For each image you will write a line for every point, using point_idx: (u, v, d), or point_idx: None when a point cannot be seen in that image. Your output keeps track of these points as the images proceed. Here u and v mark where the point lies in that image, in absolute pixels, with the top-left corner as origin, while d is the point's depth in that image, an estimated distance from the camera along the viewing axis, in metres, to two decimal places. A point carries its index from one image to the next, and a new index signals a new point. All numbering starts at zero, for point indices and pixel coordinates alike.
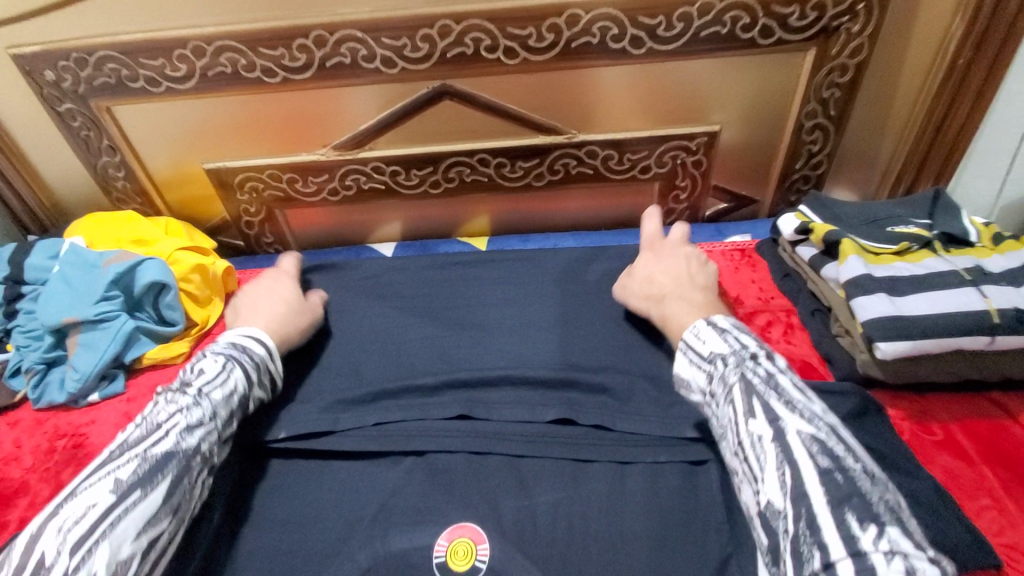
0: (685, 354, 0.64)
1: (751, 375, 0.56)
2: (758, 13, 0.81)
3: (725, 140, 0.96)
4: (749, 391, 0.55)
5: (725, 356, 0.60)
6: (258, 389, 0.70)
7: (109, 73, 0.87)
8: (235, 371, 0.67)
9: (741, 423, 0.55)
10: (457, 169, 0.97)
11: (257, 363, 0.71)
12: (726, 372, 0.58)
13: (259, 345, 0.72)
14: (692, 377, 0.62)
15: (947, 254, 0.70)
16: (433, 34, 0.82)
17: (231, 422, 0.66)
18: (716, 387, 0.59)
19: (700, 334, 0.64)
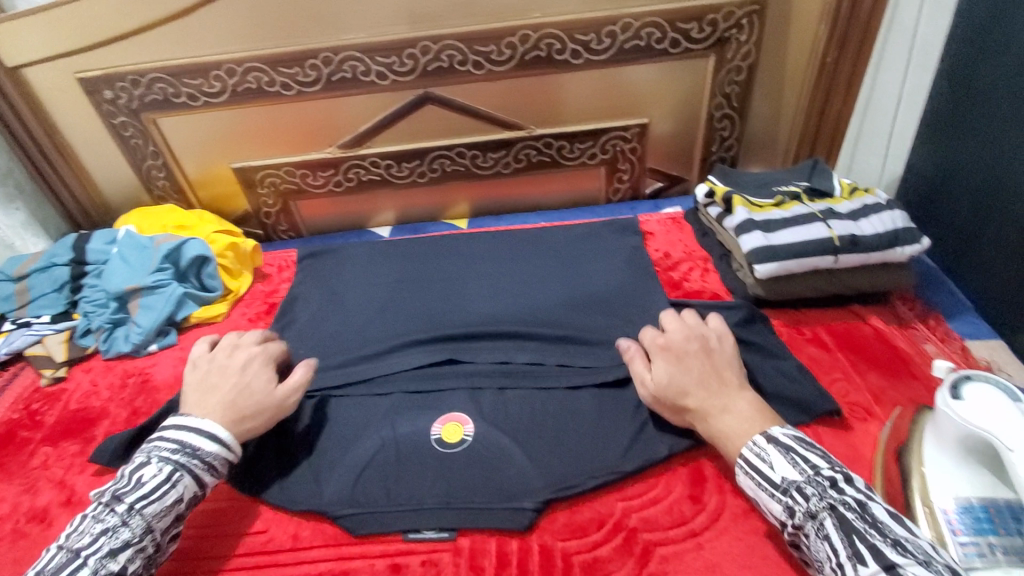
0: (752, 477, 0.63)
1: (842, 511, 0.56)
2: (668, 28, 1.05)
3: (655, 130, 1.19)
4: (842, 531, 0.55)
5: (801, 486, 0.59)
6: (208, 484, 0.69)
7: (157, 91, 1.09)
8: (179, 476, 0.65)
9: (846, 566, 0.53)
10: (440, 161, 1.20)
11: (208, 465, 0.68)
12: (812, 507, 0.58)
13: (209, 443, 0.68)
14: (767, 504, 0.62)
15: (811, 202, 0.94)
16: (416, 52, 1.05)
17: (172, 527, 0.65)
18: (803, 522, 0.58)
19: (766, 455, 0.63)
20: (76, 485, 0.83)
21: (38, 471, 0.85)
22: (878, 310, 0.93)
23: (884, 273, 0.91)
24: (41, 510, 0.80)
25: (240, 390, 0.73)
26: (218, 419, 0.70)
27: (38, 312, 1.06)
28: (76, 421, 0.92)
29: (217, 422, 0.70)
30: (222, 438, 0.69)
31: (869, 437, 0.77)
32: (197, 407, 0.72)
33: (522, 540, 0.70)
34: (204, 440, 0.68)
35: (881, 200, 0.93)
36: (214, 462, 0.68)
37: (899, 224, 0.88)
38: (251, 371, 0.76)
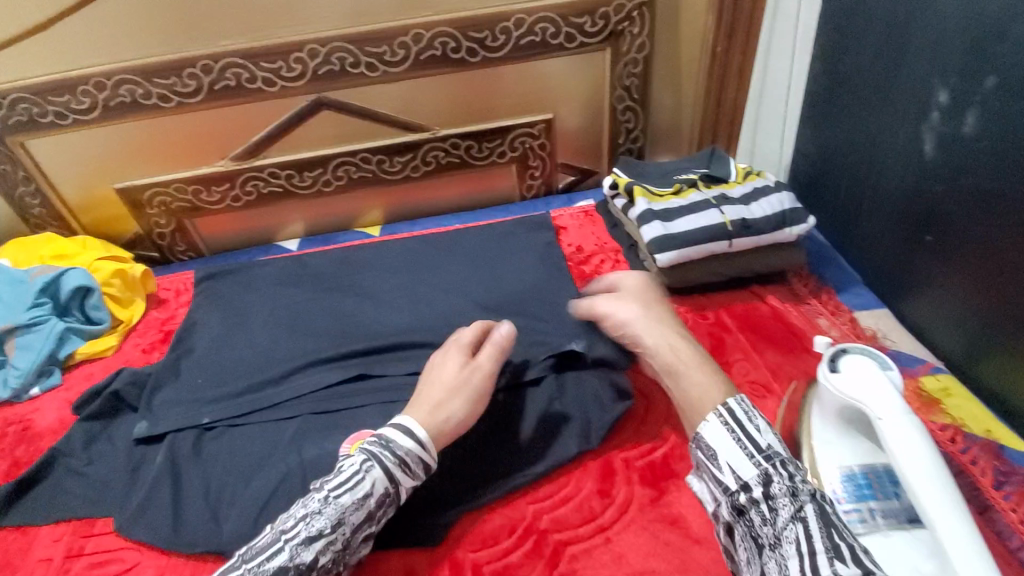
0: (734, 433, 0.57)
1: (824, 502, 0.50)
2: (561, 23, 1.05)
3: (562, 125, 1.19)
4: (822, 520, 0.48)
5: (788, 462, 0.54)
6: (403, 481, 0.66)
7: (21, 112, 0.99)
8: (371, 467, 0.64)
9: (817, 554, 0.46)
10: (344, 168, 1.15)
11: (400, 459, 0.65)
12: (792, 486, 0.51)
13: (406, 439, 0.67)
14: (739, 467, 0.55)
15: (707, 189, 0.97)
16: (304, 56, 1.00)
17: (364, 526, 0.63)
18: (774, 492, 0.52)
19: (758, 422, 0.57)
20: None
21: None
22: (776, 290, 0.97)
23: (778, 253, 0.94)
24: None
25: (448, 396, 0.72)
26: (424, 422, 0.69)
27: None
28: None
29: (422, 425, 0.69)
30: (415, 434, 0.67)
31: (768, 413, 0.80)
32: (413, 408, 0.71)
33: (433, 556, 0.69)
34: (401, 436, 0.67)
35: (770, 183, 0.97)
36: (404, 456, 0.66)
37: (786, 205, 0.92)
38: (472, 377, 0.75)
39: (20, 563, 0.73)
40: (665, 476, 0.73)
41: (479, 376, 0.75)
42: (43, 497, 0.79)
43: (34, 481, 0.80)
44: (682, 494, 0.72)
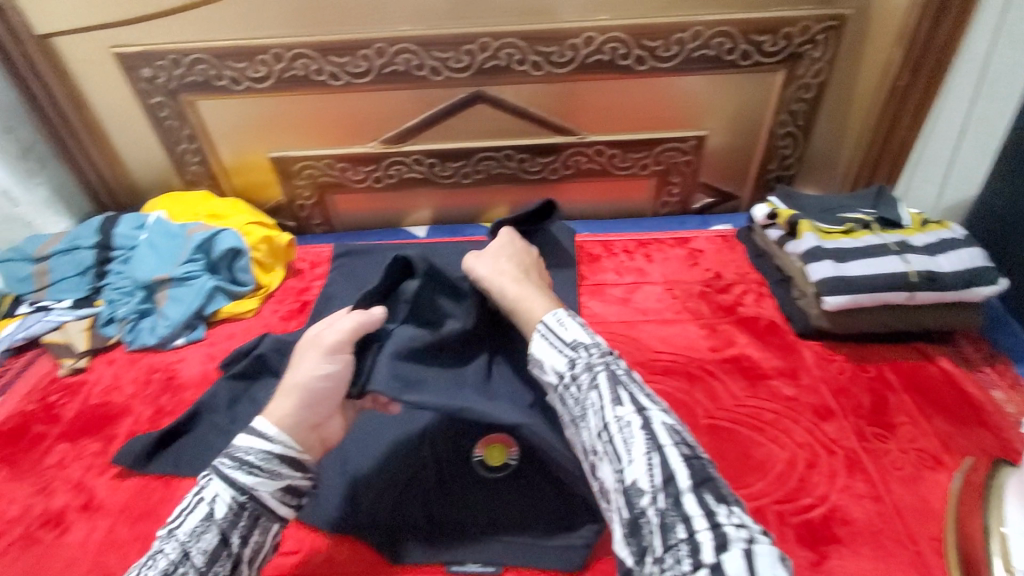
0: (545, 338, 0.64)
1: (614, 368, 0.61)
2: (739, 39, 1.00)
3: (712, 143, 1.14)
4: (612, 380, 0.59)
5: (589, 347, 0.62)
6: (257, 488, 0.59)
7: (198, 73, 1.03)
8: (209, 480, 0.59)
9: (609, 408, 0.57)
10: (485, 163, 1.15)
11: (254, 467, 0.60)
12: (591, 361, 0.61)
13: (252, 440, 0.61)
14: (550, 360, 0.63)
15: (883, 232, 0.90)
16: (474, 49, 1.00)
17: (222, 553, 0.56)
18: (579, 373, 0.61)
19: (563, 322, 0.66)
20: (95, 488, 0.78)
21: (53, 470, 0.80)
22: (944, 350, 0.89)
23: (957, 312, 0.86)
24: (56, 514, 0.75)
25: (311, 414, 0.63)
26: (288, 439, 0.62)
27: (58, 296, 1.02)
28: (96, 417, 0.87)
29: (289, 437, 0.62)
30: (267, 435, 0.61)
31: (937, 489, 0.72)
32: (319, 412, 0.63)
33: None
34: (241, 438, 0.61)
35: (957, 236, 0.88)
36: (251, 458, 0.60)
37: (978, 262, 0.84)
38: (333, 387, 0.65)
39: (162, 512, 0.75)
40: (827, 539, 0.67)
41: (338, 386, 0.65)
42: (187, 449, 0.81)
43: (180, 431, 0.82)
44: (846, 562, 0.65)
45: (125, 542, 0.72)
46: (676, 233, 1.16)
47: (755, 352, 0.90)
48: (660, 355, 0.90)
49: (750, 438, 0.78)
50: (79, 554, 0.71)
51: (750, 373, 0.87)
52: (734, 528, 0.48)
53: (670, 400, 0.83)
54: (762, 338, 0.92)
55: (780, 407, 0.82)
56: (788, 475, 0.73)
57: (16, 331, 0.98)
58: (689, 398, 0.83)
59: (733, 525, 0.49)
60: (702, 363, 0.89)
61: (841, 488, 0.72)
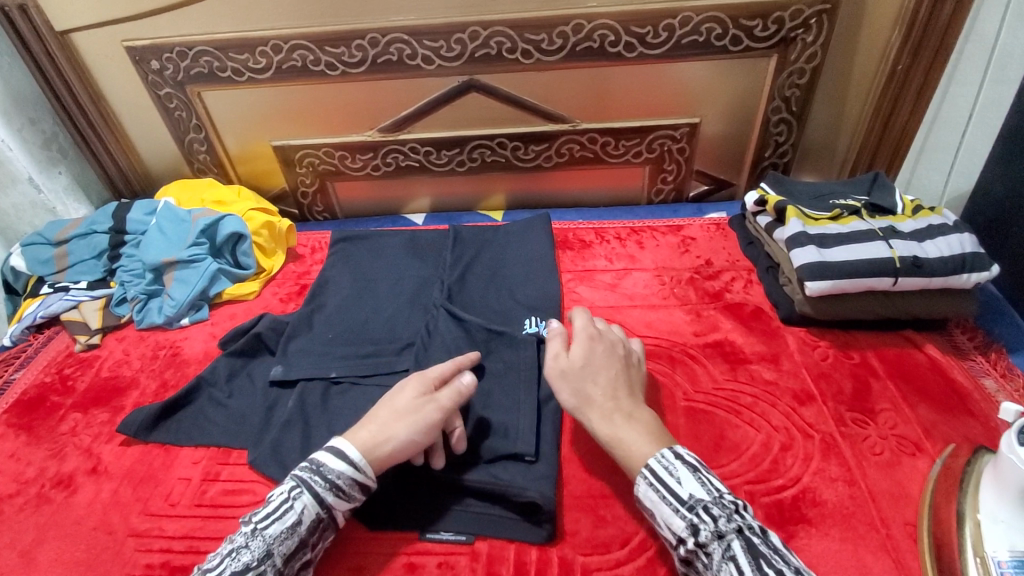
0: (656, 490, 0.60)
1: (749, 534, 0.54)
2: (729, 25, 1.00)
3: (705, 131, 1.14)
4: (748, 549, 0.53)
5: (708, 505, 0.57)
6: (337, 508, 0.64)
7: (203, 64, 1.08)
8: (300, 493, 0.62)
9: None
10: (479, 151, 1.17)
11: (333, 484, 0.63)
12: (719, 527, 0.55)
13: (340, 463, 0.64)
14: (669, 521, 0.58)
15: (871, 219, 0.90)
16: (464, 37, 1.02)
17: (298, 554, 0.61)
18: (706, 543, 0.55)
19: (676, 472, 0.60)
20: (102, 454, 0.83)
21: (66, 437, 0.86)
22: (933, 338, 0.88)
23: (946, 300, 0.85)
24: (67, 476, 0.81)
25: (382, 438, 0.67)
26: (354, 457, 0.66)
27: (75, 278, 1.10)
28: (107, 389, 0.93)
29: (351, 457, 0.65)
30: (351, 458, 0.64)
31: (916, 474, 0.72)
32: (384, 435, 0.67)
33: (541, 551, 0.69)
34: (331, 459, 0.64)
35: (948, 222, 0.87)
36: (340, 482, 0.64)
37: (967, 249, 0.83)
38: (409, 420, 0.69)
39: (163, 477, 0.80)
40: (795, 519, 0.68)
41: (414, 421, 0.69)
42: (188, 420, 0.85)
43: (181, 404, 0.87)
44: (813, 542, 0.66)
45: (128, 503, 0.77)
46: (669, 221, 1.16)
47: (738, 337, 0.91)
48: (642, 339, 0.91)
49: (727, 420, 0.79)
50: (86, 513, 0.76)
51: (731, 358, 0.88)
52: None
53: (649, 383, 0.85)
54: (746, 324, 0.93)
55: (759, 391, 0.83)
56: (761, 457, 0.75)
57: (37, 309, 1.05)
58: (668, 381, 0.85)
59: None
60: (684, 347, 0.90)
61: (815, 471, 0.73)
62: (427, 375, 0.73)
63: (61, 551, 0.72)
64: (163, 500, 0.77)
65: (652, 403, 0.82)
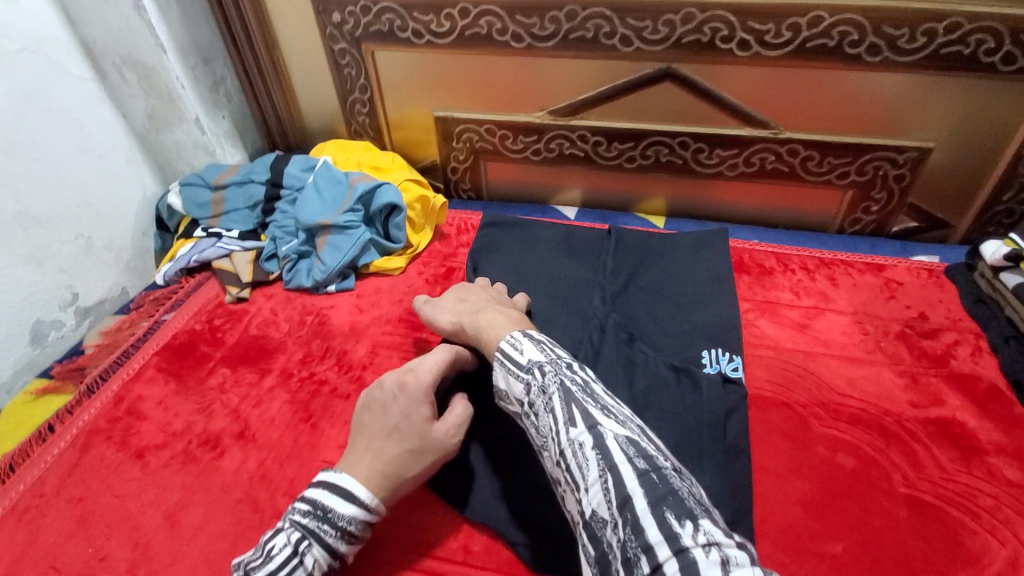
0: (502, 365, 0.61)
1: (569, 385, 0.55)
2: (1007, 39, 0.82)
3: (934, 160, 0.96)
4: (565, 399, 0.54)
5: (542, 365, 0.58)
6: (352, 548, 0.59)
7: (384, 22, 1.02)
8: (309, 544, 0.56)
9: (561, 431, 0.53)
10: (656, 148, 1.05)
11: (340, 531, 0.57)
12: (546, 383, 0.56)
13: (349, 509, 0.57)
14: (510, 388, 0.59)
15: None
16: (676, 19, 0.89)
17: None
18: (535, 399, 0.56)
19: (517, 344, 0.61)
20: (249, 418, 0.80)
21: (214, 392, 0.85)
22: None
23: None
24: (215, 435, 0.79)
25: (378, 454, 0.61)
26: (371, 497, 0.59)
27: (228, 226, 1.09)
28: (254, 348, 0.91)
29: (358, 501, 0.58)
30: (359, 502, 0.58)
31: None
32: (366, 456, 0.61)
33: None
34: (337, 502, 0.57)
35: None
36: (353, 527, 0.58)
37: None
38: (392, 442, 0.61)
39: (309, 456, 0.75)
40: None
41: (395, 436, 0.61)
42: (337, 401, 0.81)
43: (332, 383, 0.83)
44: None
45: (274, 480, 0.73)
46: (869, 257, 1.00)
47: (970, 419, 0.75)
48: (845, 399, 0.78)
49: (962, 523, 0.65)
50: (233, 480, 0.73)
51: (962, 444, 0.72)
52: (702, 550, 0.42)
53: (857, 455, 0.71)
54: (980, 404, 0.76)
55: (1001, 493, 0.67)
56: None
57: (192, 252, 1.05)
58: (880, 457, 0.71)
59: (700, 546, 0.42)
60: (899, 420, 0.75)
61: None
62: (424, 385, 0.65)
63: (207, 518, 0.70)
64: (308, 482, 0.72)
65: (862, 482, 0.68)
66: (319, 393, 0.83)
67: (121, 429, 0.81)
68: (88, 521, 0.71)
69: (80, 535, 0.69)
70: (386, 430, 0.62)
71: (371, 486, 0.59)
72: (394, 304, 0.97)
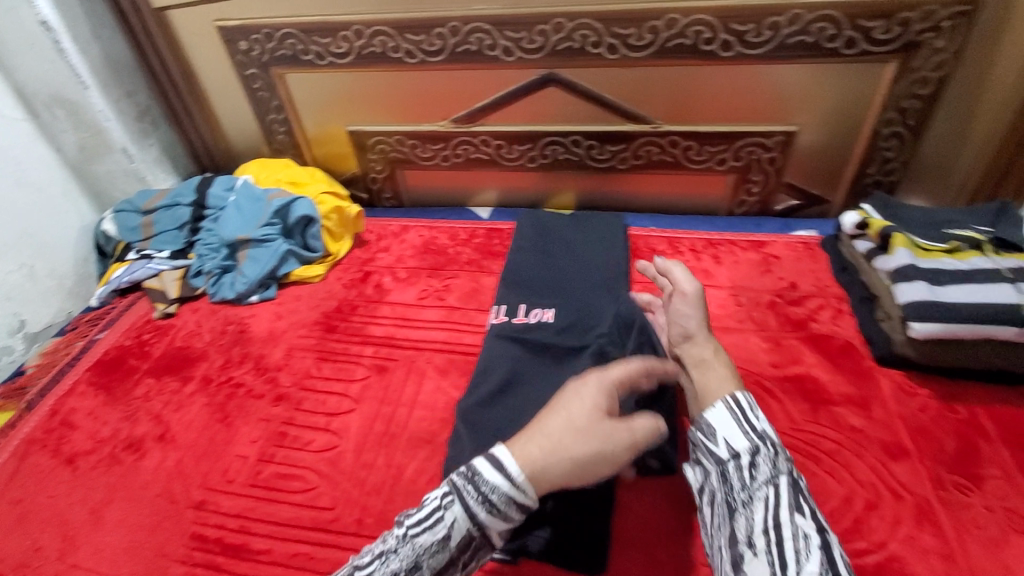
0: (735, 410, 0.58)
1: (798, 478, 0.54)
2: (844, 25, 0.89)
3: (802, 140, 1.04)
4: (794, 487, 0.52)
5: (777, 444, 0.56)
6: (494, 525, 0.52)
7: (287, 47, 1.09)
8: (451, 501, 0.51)
9: (786, 513, 0.50)
10: (553, 147, 1.13)
11: (483, 498, 0.50)
12: (780, 463, 0.54)
13: (495, 473, 0.51)
14: (730, 434, 0.57)
15: (995, 256, 0.78)
16: (548, 28, 0.97)
17: (448, 569, 0.52)
18: (755, 463, 0.54)
19: (753, 404, 0.59)
20: (169, 422, 0.86)
21: (139, 401, 0.91)
22: None
23: None
24: (138, 440, 0.85)
25: (564, 432, 0.53)
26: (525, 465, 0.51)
27: (159, 247, 1.15)
28: (178, 358, 0.97)
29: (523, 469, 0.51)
30: (511, 471, 0.50)
31: None
32: (586, 445, 0.53)
33: None
34: (488, 467, 0.51)
35: None
36: (495, 497, 0.50)
37: None
38: (572, 424, 0.54)
39: (222, 452, 0.81)
40: None
41: (568, 417, 0.54)
42: (250, 402, 0.88)
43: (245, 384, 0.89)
44: None
45: (189, 475, 0.79)
46: (752, 235, 1.08)
47: (823, 374, 0.81)
48: None
49: (803, 467, 0.71)
50: (151, 478, 0.79)
51: (813, 397, 0.79)
52: None
53: None
54: (833, 359, 0.83)
55: (843, 438, 0.73)
56: (841, 513, 0.66)
57: (124, 274, 1.11)
58: None
59: None
60: (759, 378, 0.82)
61: (902, 538, 0.63)
62: (610, 378, 0.59)
63: (125, 513, 0.75)
64: (219, 475, 0.78)
65: None
66: (235, 395, 0.89)
67: (53, 439, 0.87)
68: (18, 523, 0.76)
69: (9, 536, 0.75)
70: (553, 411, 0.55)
71: (524, 457, 0.52)
72: (312, 308, 1.03)
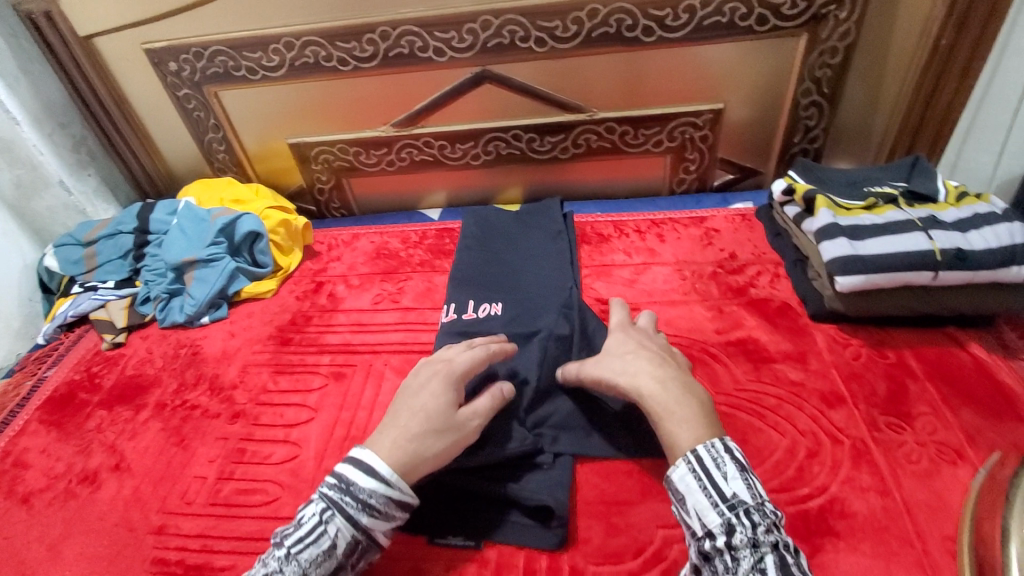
0: (700, 477, 0.56)
1: (784, 552, 0.51)
2: (753, 3, 0.94)
3: (730, 116, 1.08)
4: (780, 568, 0.50)
5: (754, 510, 0.53)
6: (375, 527, 0.59)
7: (218, 64, 1.09)
8: (332, 515, 0.57)
9: None
10: (495, 143, 1.14)
11: (363, 502, 0.58)
12: (757, 536, 0.52)
13: (369, 481, 0.59)
14: (700, 509, 0.55)
15: (910, 207, 0.83)
16: (476, 27, 0.99)
17: None
18: (734, 542, 0.52)
19: (722, 464, 0.56)
20: (125, 451, 0.85)
21: (92, 433, 0.89)
22: (979, 336, 0.80)
23: (993, 294, 0.77)
24: (92, 472, 0.83)
25: (413, 418, 0.63)
26: (387, 460, 0.60)
27: (104, 277, 1.12)
28: (130, 386, 0.95)
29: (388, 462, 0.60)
30: (381, 474, 0.59)
31: (957, 484, 0.65)
32: (433, 432, 0.62)
33: (552, 558, 0.64)
34: (362, 476, 0.59)
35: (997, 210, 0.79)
36: (374, 501, 0.58)
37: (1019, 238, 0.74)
38: (421, 415, 0.63)
39: (181, 474, 0.80)
40: (822, 531, 0.63)
41: (420, 412, 0.64)
42: (207, 422, 0.87)
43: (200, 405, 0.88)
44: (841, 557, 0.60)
45: (148, 500, 0.78)
46: (692, 212, 1.11)
47: (764, 335, 0.85)
48: None
49: (750, 424, 0.74)
50: (109, 509, 0.78)
51: (755, 357, 0.82)
52: None
53: None
54: (772, 321, 0.87)
55: (785, 393, 0.77)
56: (786, 464, 0.69)
57: (68, 308, 1.08)
58: None
59: None
60: (705, 345, 0.85)
61: (843, 480, 0.67)
62: (457, 371, 0.68)
63: (83, 546, 0.74)
64: (179, 497, 0.77)
65: None
66: (190, 417, 0.88)
67: (4, 481, 0.84)
68: None
69: None
70: (406, 408, 0.65)
71: (389, 458, 0.60)
72: (265, 324, 1.03)
